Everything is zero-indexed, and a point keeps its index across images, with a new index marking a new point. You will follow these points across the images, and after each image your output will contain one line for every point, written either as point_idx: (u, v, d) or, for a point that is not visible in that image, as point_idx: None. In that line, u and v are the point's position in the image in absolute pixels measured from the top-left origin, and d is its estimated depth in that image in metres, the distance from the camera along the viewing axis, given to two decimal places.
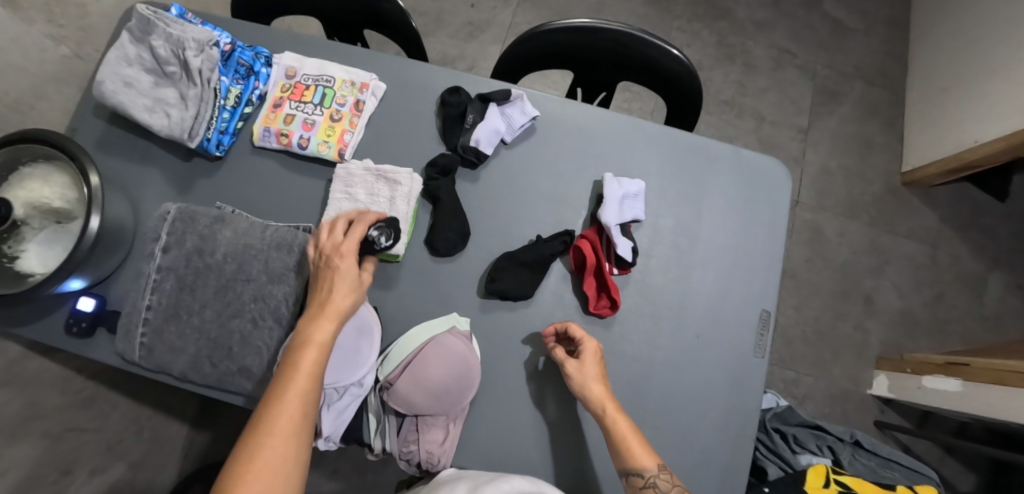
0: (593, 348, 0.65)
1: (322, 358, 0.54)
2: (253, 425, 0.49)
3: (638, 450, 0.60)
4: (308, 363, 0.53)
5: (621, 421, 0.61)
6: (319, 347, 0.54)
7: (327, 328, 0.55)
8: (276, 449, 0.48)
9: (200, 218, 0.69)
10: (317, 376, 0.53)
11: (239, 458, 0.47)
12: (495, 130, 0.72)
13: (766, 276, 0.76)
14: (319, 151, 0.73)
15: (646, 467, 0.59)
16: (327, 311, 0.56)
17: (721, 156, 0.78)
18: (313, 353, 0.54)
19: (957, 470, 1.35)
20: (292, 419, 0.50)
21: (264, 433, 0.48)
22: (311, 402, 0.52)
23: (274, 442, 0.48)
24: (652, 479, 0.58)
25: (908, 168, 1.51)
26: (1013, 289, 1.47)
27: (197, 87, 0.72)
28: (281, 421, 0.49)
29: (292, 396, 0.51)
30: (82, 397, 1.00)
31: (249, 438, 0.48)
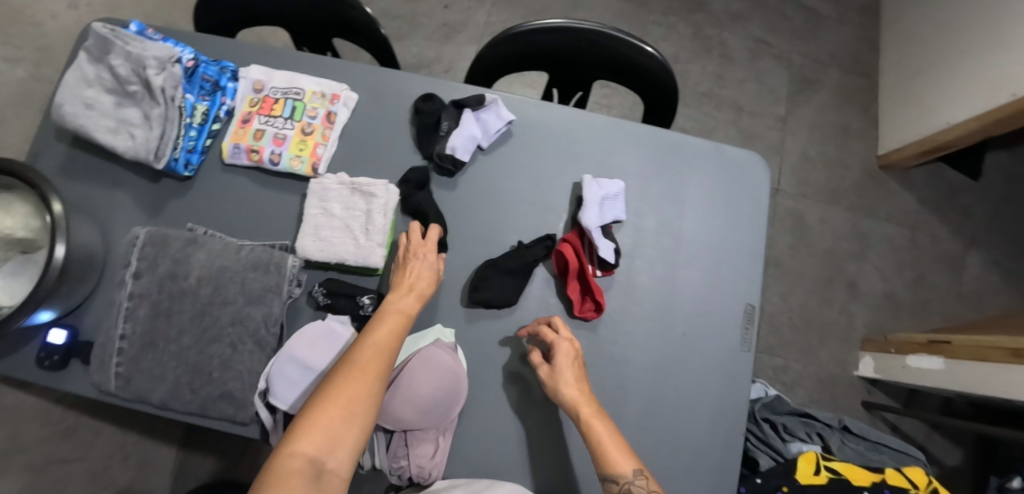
0: (570, 351, 0.65)
1: (403, 326, 0.60)
2: (341, 364, 0.55)
3: (615, 455, 0.58)
4: (392, 324, 0.59)
5: (599, 426, 0.60)
6: (402, 315, 0.61)
7: (411, 301, 0.62)
8: (361, 386, 0.53)
9: (172, 241, 0.67)
10: (397, 339, 0.59)
11: (327, 388, 0.53)
12: (471, 136, 0.71)
13: (751, 270, 0.75)
14: (292, 167, 0.71)
15: (621, 473, 0.57)
16: (410, 288, 0.63)
17: (702, 151, 0.76)
18: (397, 319, 0.60)
19: (944, 446, 1.38)
20: (372, 366, 0.55)
21: (352, 371, 0.54)
22: (389, 356, 0.57)
23: (358, 380, 0.53)
24: (627, 486, 0.56)
25: (884, 151, 1.53)
26: (990, 266, 1.50)
27: (161, 106, 0.69)
28: (366, 366, 0.55)
29: (377, 346, 0.57)
30: (62, 428, 0.97)
31: (338, 371, 0.54)
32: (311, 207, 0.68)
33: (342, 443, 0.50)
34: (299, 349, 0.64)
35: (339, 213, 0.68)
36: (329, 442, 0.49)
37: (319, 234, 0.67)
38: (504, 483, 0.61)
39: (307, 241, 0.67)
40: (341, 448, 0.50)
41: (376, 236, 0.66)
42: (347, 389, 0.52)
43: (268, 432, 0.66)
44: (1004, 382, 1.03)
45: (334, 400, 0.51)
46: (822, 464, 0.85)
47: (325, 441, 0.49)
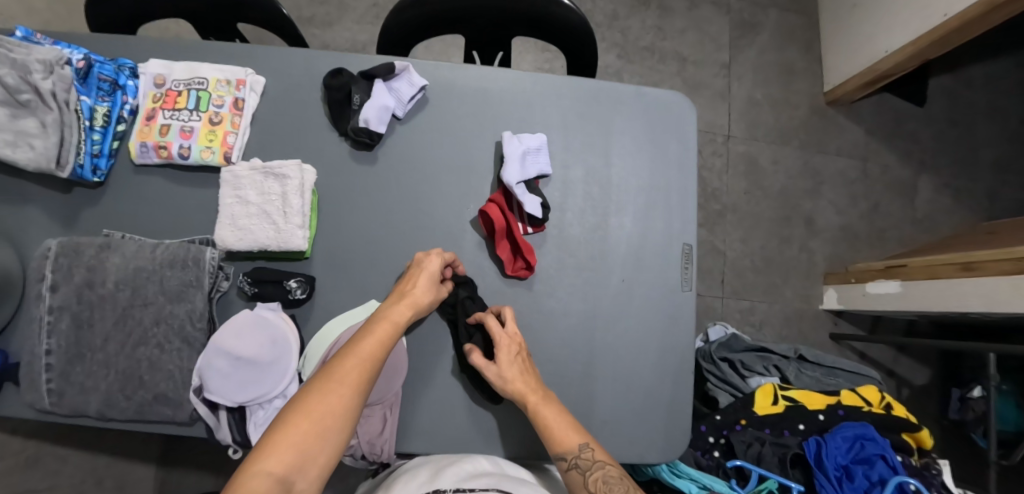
0: (506, 347, 0.64)
1: (391, 334, 0.59)
2: (325, 370, 0.55)
3: (562, 436, 0.61)
4: (380, 334, 0.58)
5: (546, 412, 0.62)
6: (392, 325, 0.60)
7: (403, 311, 0.61)
8: (340, 398, 0.52)
9: (84, 248, 0.64)
10: (385, 348, 0.58)
11: (306, 396, 0.52)
12: (384, 106, 0.69)
13: (684, 210, 0.75)
14: (203, 159, 0.69)
15: (568, 450, 0.60)
16: (404, 298, 0.62)
17: (623, 96, 0.75)
18: (385, 328, 0.59)
19: (912, 367, 1.42)
20: (355, 374, 0.55)
21: (333, 379, 0.53)
22: (376, 366, 0.57)
23: (338, 390, 0.53)
24: (575, 460, 0.60)
25: (830, 87, 1.53)
26: (941, 189, 1.53)
27: (54, 112, 0.66)
28: (348, 374, 0.54)
29: (363, 353, 0.56)
30: (23, 459, 0.92)
31: (320, 380, 0.53)
32: (225, 197, 0.67)
33: (319, 450, 0.49)
34: (223, 339, 0.63)
35: (255, 200, 0.66)
36: (306, 446, 0.49)
37: (237, 224, 0.66)
38: (476, 456, 0.63)
39: (225, 232, 0.66)
40: (317, 456, 0.49)
41: (295, 218, 0.65)
42: (325, 398, 0.52)
43: (211, 429, 0.64)
44: (957, 297, 1.06)
45: (312, 409, 0.51)
46: (779, 394, 0.90)
47: (296, 456, 0.48)
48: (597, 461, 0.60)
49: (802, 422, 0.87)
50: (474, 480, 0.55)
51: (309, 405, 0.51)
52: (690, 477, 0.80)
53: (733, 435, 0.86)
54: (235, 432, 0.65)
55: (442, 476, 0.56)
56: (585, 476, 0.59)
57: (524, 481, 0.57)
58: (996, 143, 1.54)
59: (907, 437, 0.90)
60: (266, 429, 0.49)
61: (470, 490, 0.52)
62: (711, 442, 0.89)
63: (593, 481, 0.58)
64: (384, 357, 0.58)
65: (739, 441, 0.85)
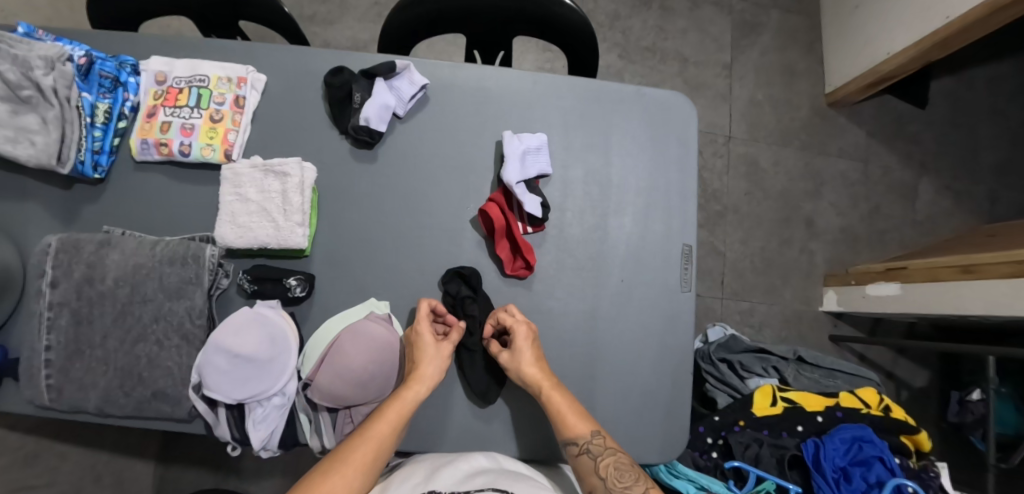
0: (524, 333, 0.65)
1: (401, 415, 0.60)
2: (336, 451, 0.58)
3: (575, 421, 0.62)
4: (388, 415, 0.60)
5: (559, 399, 0.62)
6: (402, 407, 0.61)
7: (414, 392, 0.62)
8: (341, 481, 0.55)
9: (85, 245, 0.64)
10: (395, 430, 0.60)
11: (314, 476, 0.56)
12: (385, 105, 0.69)
13: (684, 211, 0.75)
14: (204, 156, 0.69)
15: (579, 436, 0.61)
16: (415, 379, 0.62)
17: (624, 96, 0.75)
18: (397, 409, 0.61)
19: (911, 369, 1.42)
20: (361, 461, 0.57)
21: (338, 462, 0.56)
22: (384, 451, 0.59)
23: (342, 475, 0.56)
24: (586, 445, 0.61)
25: (831, 88, 1.53)
26: (942, 191, 1.53)
27: (55, 108, 0.66)
28: (352, 458, 0.57)
29: (369, 436, 0.58)
30: (21, 456, 0.92)
31: (329, 461, 0.57)
32: (225, 194, 0.67)
33: None
34: (224, 338, 0.62)
35: (255, 198, 0.67)
36: None
37: (237, 221, 0.66)
38: (472, 453, 0.63)
39: (225, 229, 0.66)
40: None
41: (295, 216, 0.65)
42: (330, 482, 0.55)
43: (210, 426, 0.64)
44: (956, 299, 1.06)
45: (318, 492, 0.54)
46: (778, 395, 0.90)
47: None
48: (608, 447, 0.61)
49: (801, 423, 0.87)
50: (471, 482, 0.55)
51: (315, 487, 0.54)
52: (688, 478, 0.80)
53: (732, 436, 0.86)
54: (233, 429, 0.65)
55: (440, 475, 0.57)
56: (595, 460, 0.60)
57: (521, 476, 0.58)
58: (998, 146, 1.54)
59: (905, 439, 0.90)
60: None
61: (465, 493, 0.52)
62: (710, 443, 0.88)
63: (604, 467, 0.60)
64: (394, 436, 0.60)
65: (737, 442, 0.85)
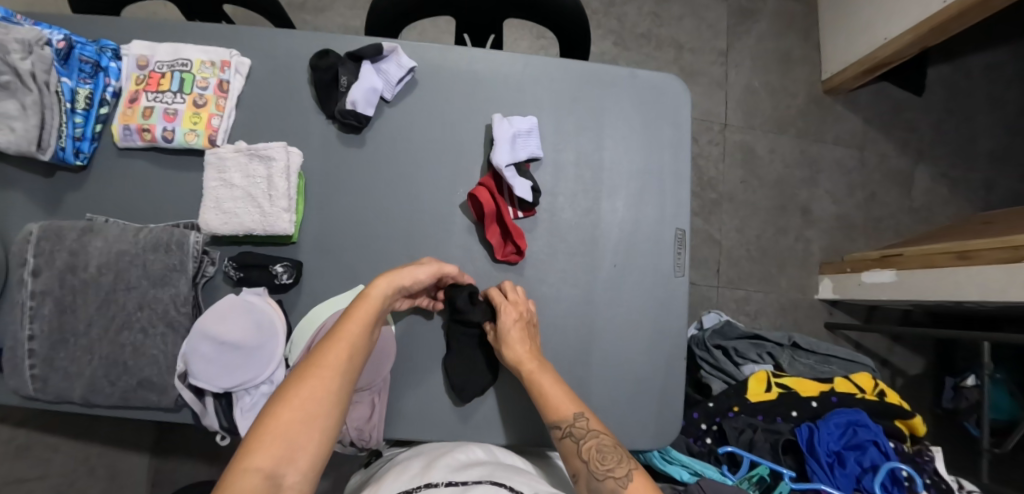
0: (511, 316, 0.64)
1: (372, 309, 0.57)
2: (308, 359, 0.53)
3: (557, 403, 0.60)
4: (359, 315, 0.56)
5: (541, 380, 0.62)
6: (370, 306, 0.57)
7: (381, 287, 0.58)
8: (321, 384, 0.51)
9: (67, 233, 0.63)
10: (365, 330, 0.56)
11: (286, 386, 0.51)
12: (372, 88, 0.68)
13: (677, 195, 0.74)
14: (188, 142, 0.68)
15: (561, 418, 0.59)
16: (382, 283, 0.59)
17: (617, 79, 0.74)
18: (365, 306, 0.57)
19: (907, 356, 1.42)
20: (336, 365, 0.53)
21: (313, 367, 0.52)
22: (357, 351, 0.55)
23: (321, 379, 0.51)
24: (568, 428, 0.59)
25: (828, 75, 1.52)
26: (938, 179, 1.52)
27: (34, 93, 0.64)
28: (328, 361, 0.53)
29: (342, 336, 0.55)
30: (13, 447, 0.91)
31: (302, 369, 0.52)
32: (209, 180, 0.66)
33: (310, 438, 0.48)
34: (208, 324, 0.62)
35: (239, 183, 0.65)
36: (292, 439, 0.47)
37: (221, 207, 0.65)
38: (468, 446, 0.62)
39: (210, 215, 0.65)
40: (308, 446, 0.48)
41: (281, 201, 0.64)
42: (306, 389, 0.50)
43: (198, 415, 0.63)
44: (952, 286, 1.05)
45: (294, 399, 0.49)
46: (772, 381, 0.91)
47: (284, 449, 0.47)
48: (591, 430, 0.59)
49: (795, 409, 0.88)
50: (466, 473, 0.54)
51: (292, 393, 0.50)
52: (682, 464, 0.80)
53: (726, 421, 0.87)
54: (221, 418, 0.64)
55: (434, 467, 0.56)
56: (578, 444, 0.58)
57: (518, 470, 0.56)
58: (994, 133, 1.53)
59: (900, 423, 0.91)
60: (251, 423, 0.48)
61: (461, 482, 0.51)
62: (704, 429, 0.89)
63: (587, 449, 0.57)
64: (366, 336, 0.56)
65: (731, 427, 0.86)
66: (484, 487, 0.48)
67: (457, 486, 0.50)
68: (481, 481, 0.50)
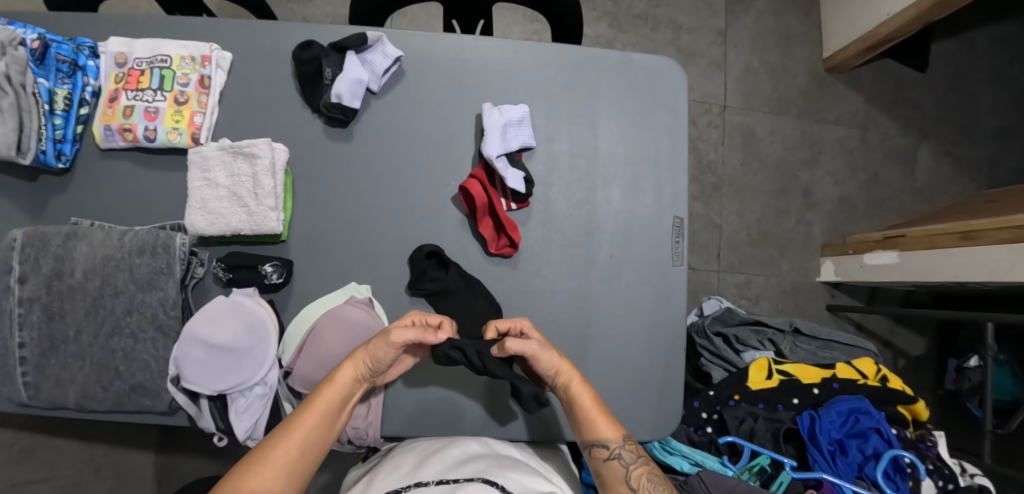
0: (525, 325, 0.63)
1: (337, 397, 0.56)
2: (253, 452, 0.51)
3: (603, 424, 0.59)
4: (321, 403, 0.55)
5: (584, 394, 0.60)
6: (336, 392, 0.56)
7: (349, 371, 0.57)
8: (264, 482, 0.49)
9: (51, 238, 0.62)
10: (325, 421, 0.55)
11: (231, 481, 0.48)
12: (357, 80, 0.65)
13: (674, 182, 0.73)
14: (171, 141, 0.66)
15: (609, 439, 0.58)
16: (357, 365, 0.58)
17: (610, 64, 0.71)
18: (330, 392, 0.56)
19: (909, 337, 1.41)
20: (288, 462, 0.51)
21: (258, 462, 0.50)
22: (311, 447, 0.53)
23: (265, 478, 0.49)
24: (617, 450, 0.58)
25: (829, 53, 1.47)
26: (942, 157, 1.49)
27: (9, 96, 0.61)
28: (275, 457, 0.51)
29: (297, 430, 0.53)
30: (16, 451, 0.93)
31: (245, 463, 0.50)
32: (193, 180, 0.64)
33: None
34: (197, 327, 0.61)
35: (224, 182, 0.64)
36: None
37: (207, 207, 0.64)
38: (463, 440, 0.61)
39: (195, 216, 0.64)
40: None
41: (267, 200, 0.62)
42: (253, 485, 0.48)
43: (194, 418, 0.63)
44: (956, 268, 1.03)
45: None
46: (773, 368, 0.90)
47: None
48: (637, 455, 0.58)
49: (796, 396, 0.88)
50: (459, 470, 0.53)
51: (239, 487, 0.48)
52: (682, 455, 0.80)
53: (726, 410, 0.86)
54: (217, 419, 0.64)
55: (427, 465, 0.55)
56: (627, 468, 0.57)
57: (513, 465, 0.55)
58: (999, 109, 1.50)
59: (902, 409, 0.91)
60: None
61: (453, 480, 0.50)
62: (704, 418, 0.88)
63: (638, 477, 0.57)
64: (325, 427, 0.55)
65: (731, 417, 0.85)
66: (475, 486, 0.47)
67: (449, 485, 0.48)
68: (472, 479, 0.48)
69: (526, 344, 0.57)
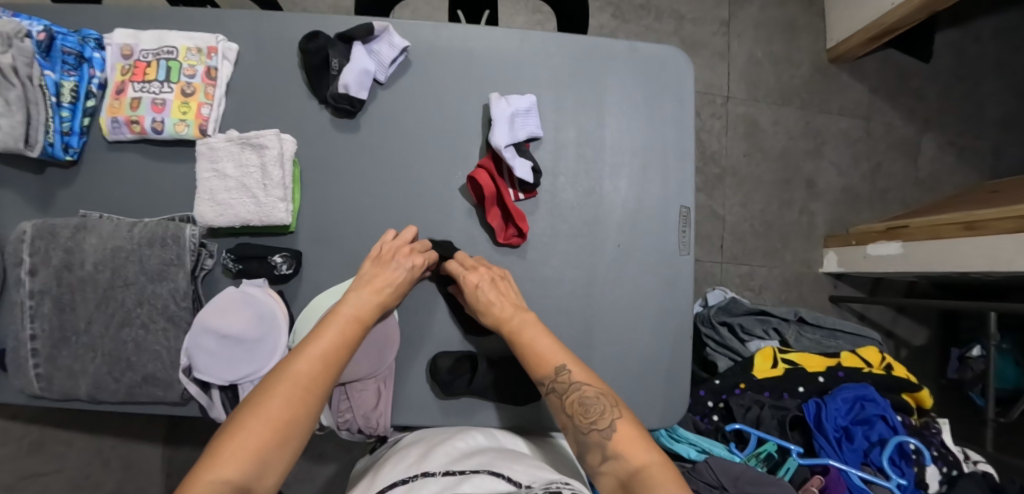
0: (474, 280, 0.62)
1: (356, 333, 0.58)
2: (279, 369, 0.53)
3: (541, 357, 0.60)
4: (342, 328, 0.57)
5: (530, 336, 0.61)
6: (357, 321, 0.59)
7: (366, 302, 0.60)
8: (293, 394, 0.51)
9: (61, 231, 0.62)
10: (346, 347, 0.57)
11: (259, 396, 0.50)
12: (364, 70, 0.65)
13: (681, 171, 0.73)
14: (178, 132, 0.66)
15: (545, 374, 0.58)
16: (376, 293, 0.61)
17: (617, 53, 0.71)
18: (349, 321, 0.58)
19: (911, 327, 1.42)
20: (313, 379, 0.53)
21: (288, 378, 0.52)
22: (334, 368, 0.55)
23: (295, 391, 0.51)
24: (552, 384, 0.58)
25: (833, 44, 1.47)
26: (945, 147, 1.49)
27: (17, 88, 0.62)
28: (300, 373, 0.52)
29: (322, 352, 0.55)
30: (26, 444, 0.92)
31: (273, 378, 0.52)
32: (202, 172, 0.64)
33: (275, 450, 0.48)
34: (209, 317, 0.61)
35: (232, 173, 0.64)
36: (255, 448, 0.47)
37: (216, 199, 0.64)
38: (468, 433, 0.62)
39: (205, 208, 0.64)
40: (273, 459, 0.48)
41: (276, 191, 0.63)
42: (279, 408, 0.50)
43: (205, 409, 0.63)
44: (960, 257, 1.03)
45: (272, 407, 0.49)
46: (779, 357, 0.91)
47: (252, 461, 0.46)
48: (574, 383, 0.58)
49: (802, 385, 0.88)
50: (463, 463, 0.53)
51: (269, 398, 0.50)
52: (689, 443, 0.81)
53: (732, 399, 0.87)
54: (228, 410, 0.64)
55: (432, 457, 0.55)
56: (562, 398, 0.57)
57: (518, 458, 0.55)
58: (1002, 99, 1.50)
59: (907, 397, 0.92)
60: (218, 436, 0.47)
61: (459, 472, 0.50)
62: (710, 406, 0.89)
63: (570, 404, 0.57)
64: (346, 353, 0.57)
65: (738, 405, 0.86)
66: (481, 477, 0.47)
67: (454, 476, 0.49)
68: (478, 470, 0.48)
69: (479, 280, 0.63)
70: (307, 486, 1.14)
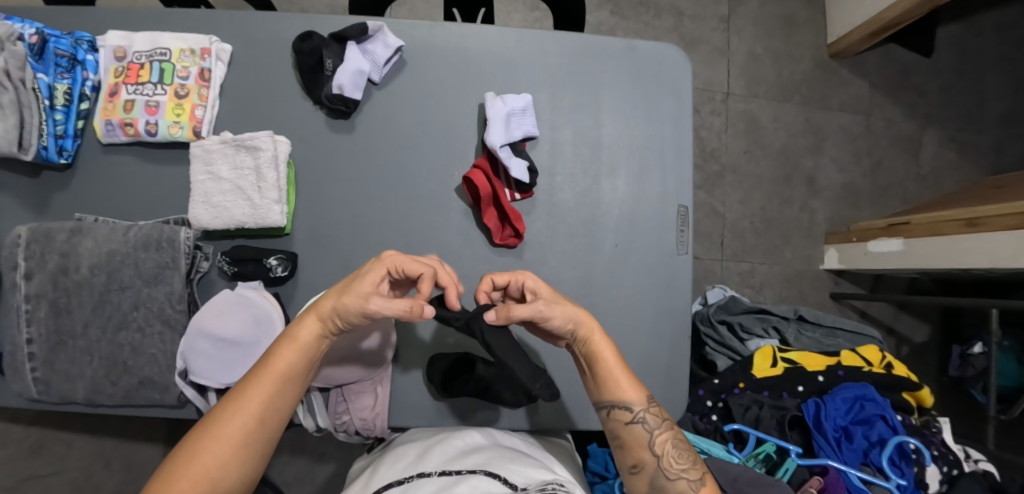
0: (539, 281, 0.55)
1: (298, 361, 0.51)
2: (209, 417, 0.49)
3: (625, 385, 0.55)
4: (279, 363, 0.50)
5: (608, 356, 0.55)
6: (296, 349, 0.51)
7: (310, 326, 0.51)
8: (222, 449, 0.47)
9: (56, 235, 0.61)
10: (286, 380, 0.51)
11: (184, 449, 0.47)
12: (358, 71, 0.65)
13: (679, 170, 0.72)
14: (172, 134, 0.65)
15: (633, 402, 0.55)
16: (320, 316, 0.51)
17: (614, 51, 0.71)
18: (290, 351, 0.51)
19: (912, 324, 1.41)
20: (245, 430, 0.49)
21: (211, 432, 0.48)
22: (271, 407, 0.50)
23: (223, 446, 0.47)
24: (641, 414, 0.55)
25: (833, 39, 1.46)
26: (946, 143, 1.48)
27: (10, 92, 0.62)
28: (226, 426, 0.48)
29: (254, 396, 0.49)
30: None
31: (202, 427, 0.48)
32: (197, 174, 0.64)
33: None
34: (206, 320, 0.62)
35: (227, 175, 0.64)
36: None
37: (211, 201, 0.64)
38: (466, 432, 0.62)
39: (200, 210, 0.64)
40: None
41: (271, 193, 0.62)
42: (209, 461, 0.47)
43: (204, 410, 0.64)
44: (962, 255, 1.02)
45: (199, 463, 0.46)
46: (778, 356, 0.91)
47: None
48: (663, 420, 0.56)
49: (801, 384, 0.88)
50: (460, 462, 0.53)
51: (197, 453, 0.47)
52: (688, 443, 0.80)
53: (731, 398, 0.87)
54: None
55: (430, 456, 0.55)
56: (650, 433, 0.55)
57: (517, 457, 0.55)
58: (1005, 94, 1.48)
59: (907, 396, 0.92)
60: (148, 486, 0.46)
61: (455, 472, 0.49)
62: (709, 406, 0.89)
63: (661, 443, 0.55)
64: (285, 387, 0.51)
65: (737, 404, 0.86)
66: (477, 478, 0.46)
67: (451, 476, 0.48)
68: (474, 471, 0.48)
69: (533, 306, 0.51)
70: (307, 485, 1.14)
